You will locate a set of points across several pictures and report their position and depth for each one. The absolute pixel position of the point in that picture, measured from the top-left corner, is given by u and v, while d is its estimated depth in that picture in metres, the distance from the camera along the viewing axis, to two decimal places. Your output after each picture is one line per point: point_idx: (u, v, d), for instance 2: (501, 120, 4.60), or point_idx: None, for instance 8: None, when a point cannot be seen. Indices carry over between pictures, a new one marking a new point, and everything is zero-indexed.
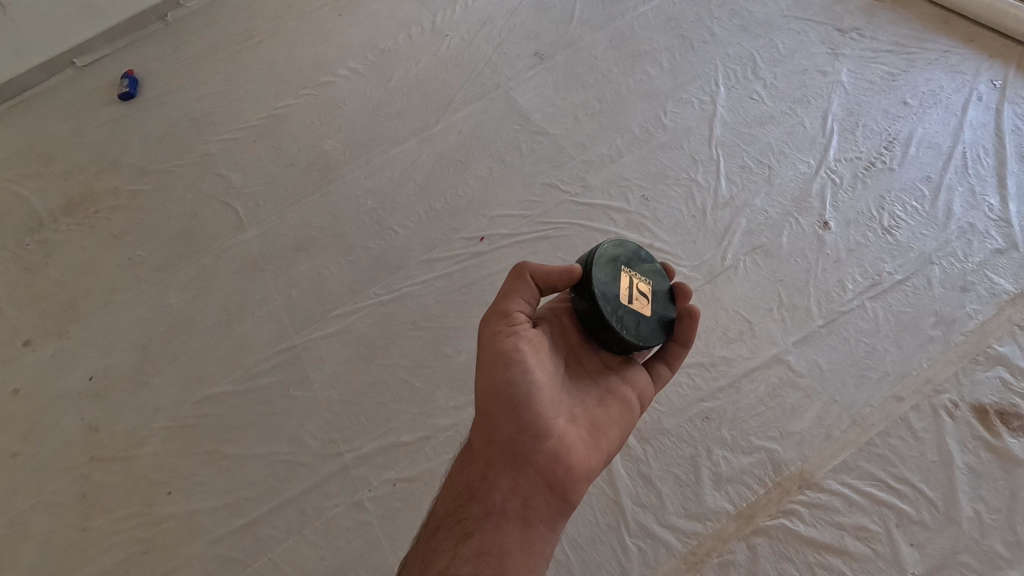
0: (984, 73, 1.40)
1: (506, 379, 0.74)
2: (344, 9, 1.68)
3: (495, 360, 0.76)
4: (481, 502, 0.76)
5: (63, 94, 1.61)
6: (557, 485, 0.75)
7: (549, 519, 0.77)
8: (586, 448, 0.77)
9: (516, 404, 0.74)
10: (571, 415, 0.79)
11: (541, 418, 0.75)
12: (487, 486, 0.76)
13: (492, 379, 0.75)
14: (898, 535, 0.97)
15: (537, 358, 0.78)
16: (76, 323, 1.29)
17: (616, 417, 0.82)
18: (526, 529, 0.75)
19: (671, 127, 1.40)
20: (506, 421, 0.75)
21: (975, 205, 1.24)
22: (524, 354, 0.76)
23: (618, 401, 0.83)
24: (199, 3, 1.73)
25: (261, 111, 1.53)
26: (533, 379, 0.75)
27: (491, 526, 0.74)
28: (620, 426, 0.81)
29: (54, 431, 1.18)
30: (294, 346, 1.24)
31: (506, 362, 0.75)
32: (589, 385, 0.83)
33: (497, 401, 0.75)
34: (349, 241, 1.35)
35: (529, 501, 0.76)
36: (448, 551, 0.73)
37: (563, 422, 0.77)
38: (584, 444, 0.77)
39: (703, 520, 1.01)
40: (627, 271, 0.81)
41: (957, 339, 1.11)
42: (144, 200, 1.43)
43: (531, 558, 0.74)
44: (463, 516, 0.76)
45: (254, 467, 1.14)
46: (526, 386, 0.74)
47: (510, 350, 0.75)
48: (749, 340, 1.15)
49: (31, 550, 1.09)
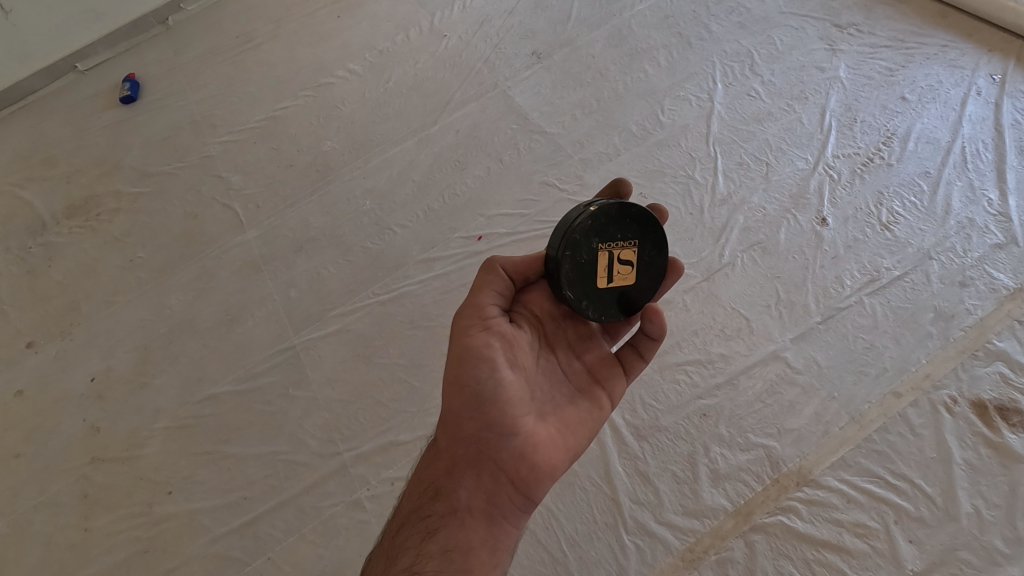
0: (983, 67, 1.39)
1: (472, 375, 0.74)
2: (343, 11, 1.69)
3: (463, 355, 0.76)
4: (446, 499, 0.76)
5: (65, 98, 1.62)
6: (522, 483, 0.75)
7: (514, 516, 0.76)
8: (554, 446, 0.76)
9: (480, 401, 0.74)
10: (540, 412, 0.78)
11: (506, 415, 0.74)
12: (452, 484, 0.77)
13: (460, 376, 0.75)
14: (897, 532, 0.97)
15: (508, 354, 0.77)
16: (78, 324, 1.30)
17: (585, 414, 0.80)
18: (490, 526, 0.75)
19: (668, 125, 1.40)
20: (472, 418, 0.75)
21: (974, 200, 1.23)
22: (492, 349, 0.75)
23: (589, 399, 0.82)
24: (198, 7, 1.74)
25: (261, 113, 1.54)
26: (500, 374, 0.75)
27: (455, 524, 0.75)
28: (590, 423, 0.80)
29: (56, 432, 1.19)
30: (293, 346, 1.25)
31: (472, 360, 0.75)
32: (560, 382, 0.82)
33: (463, 397, 0.75)
34: (347, 241, 1.35)
35: (494, 498, 0.76)
36: (413, 547, 0.75)
37: (532, 420, 0.76)
38: (552, 443, 0.76)
39: (700, 518, 1.01)
40: (603, 248, 0.79)
41: (956, 334, 1.11)
42: (144, 203, 1.44)
43: (495, 554, 0.75)
44: (427, 513, 0.77)
45: (253, 466, 1.14)
46: (490, 382, 0.74)
47: (478, 345, 0.75)
48: (747, 337, 1.15)
49: (34, 549, 1.10)
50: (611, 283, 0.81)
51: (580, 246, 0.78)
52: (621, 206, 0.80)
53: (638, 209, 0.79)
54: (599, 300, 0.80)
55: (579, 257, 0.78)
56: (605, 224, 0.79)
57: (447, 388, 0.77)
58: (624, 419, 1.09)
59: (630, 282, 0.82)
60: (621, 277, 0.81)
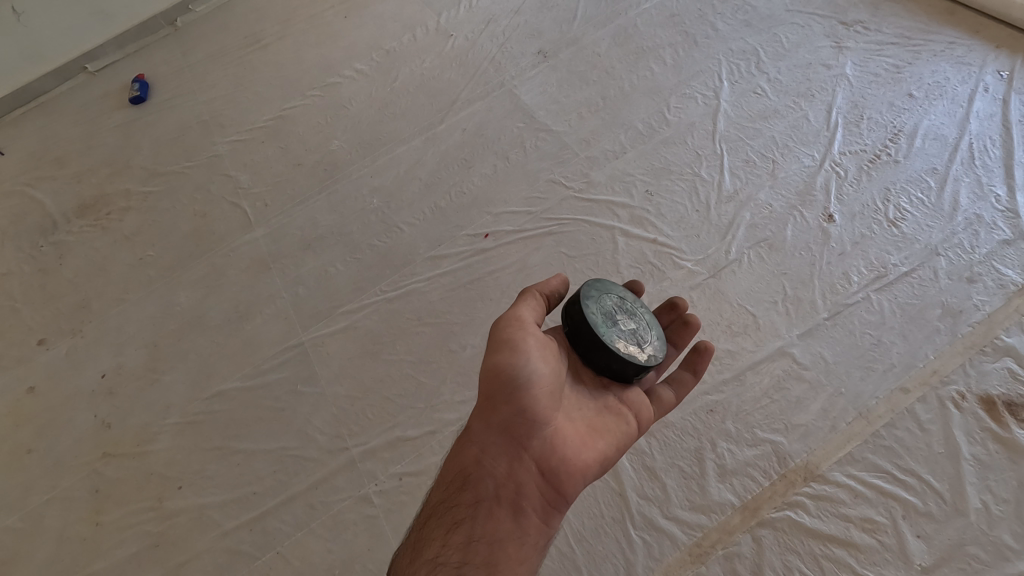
0: (990, 64, 1.39)
1: (510, 362, 0.77)
2: (349, 11, 1.70)
3: (502, 345, 0.78)
4: (473, 488, 0.77)
5: (76, 98, 1.64)
6: (551, 475, 0.76)
7: (543, 511, 0.77)
8: (582, 443, 0.78)
9: (514, 386, 0.76)
10: (569, 410, 0.81)
11: (539, 403, 0.77)
12: (480, 471, 0.77)
13: (497, 364, 0.78)
14: (905, 527, 0.97)
15: (544, 349, 0.80)
16: (89, 321, 1.32)
17: (612, 419, 0.83)
18: (518, 519, 0.76)
19: (674, 123, 1.40)
20: (504, 405, 0.77)
21: (982, 197, 1.23)
22: (530, 343, 0.78)
23: (620, 410, 0.85)
24: (207, 8, 1.76)
25: (269, 113, 1.55)
26: (538, 368, 0.78)
27: (482, 515, 0.75)
28: (618, 430, 0.83)
29: (67, 428, 1.21)
30: (301, 343, 1.26)
31: (511, 349, 0.77)
32: (589, 396, 0.84)
33: (497, 382, 0.77)
34: (355, 239, 1.36)
35: (523, 490, 0.76)
36: (438, 538, 0.75)
37: (561, 414, 0.79)
38: (580, 439, 0.78)
39: (708, 513, 1.01)
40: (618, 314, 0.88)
41: (963, 330, 1.11)
42: (154, 202, 1.45)
43: (522, 548, 0.75)
44: (454, 503, 0.78)
45: (263, 461, 1.15)
46: (526, 371, 0.77)
47: (517, 337, 0.78)
48: (754, 333, 1.15)
49: (46, 544, 1.11)
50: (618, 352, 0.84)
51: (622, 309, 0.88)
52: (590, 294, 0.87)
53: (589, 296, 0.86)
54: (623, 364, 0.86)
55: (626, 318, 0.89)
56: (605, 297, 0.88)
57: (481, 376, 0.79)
58: None
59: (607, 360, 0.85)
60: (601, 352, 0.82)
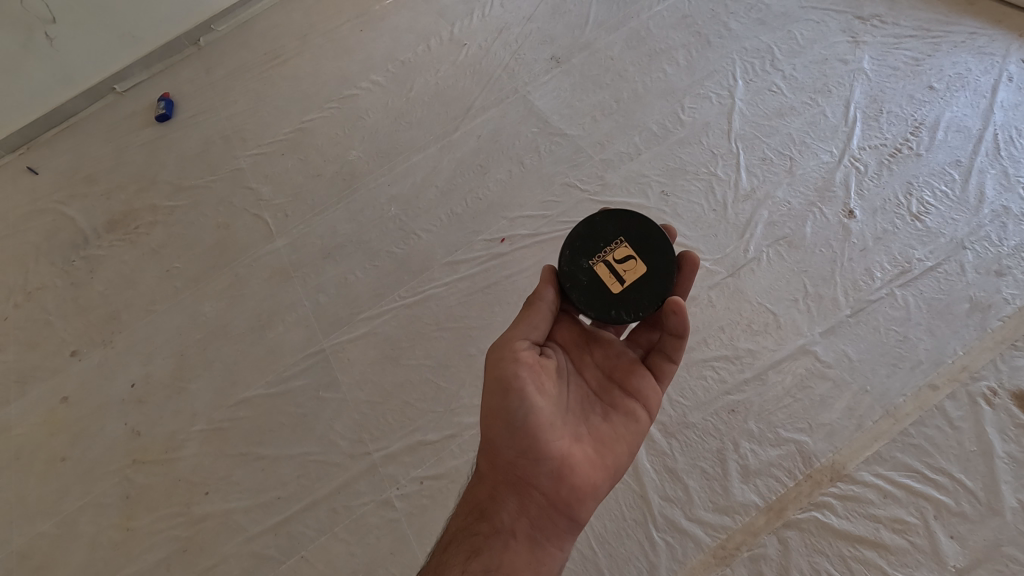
0: (1014, 53, 1.36)
1: (510, 405, 0.74)
2: (366, 24, 1.73)
3: (497, 387, 0.75)
4: (490, 521, 0.77)
5: (106, 118, 1.69)
6: (563, 504, 0.75)
7: (558, 538, 0.76)
8: (590, 467, 0.75)
9: (514, 428, 0.74)
10: (574, 433, 0.77)
11: (539, 437, 0.74)
12: (495, 506, 0.77)
13: (494, 404, 0.75)
14: (937, 528, 0.94)
15: (541, 382, 0.76)
16: (119, 332, 1.36)
17: (621, 432, 0.79)
18: (533, 549, 0.74)
19: (689, 123, 1.40)
20: (506, 448, 0.76)
21: (1009, 188, 1.20)
22: (522, 381, 0.74)
23: (623, 415, 0.81)
24: (229, 27, 1.81)
25: (288, 126, 1.59)
26: (532, 402, 0.74)
27: (499, 545, 0.74)
28: (627, 440, 0.79)
29: (99, 436, 1.24)
30: (323, 349, 1.28)
31: (505, 392, 0.74)
32: (594, 411, 0.80)
33: (497, 425, 0.75)
34: (374, 247, 1.38)
35: (537, 521, 0.75)
36: (459, 565, 0.74)
37: (567, 439, 0.76)
38: (588, 462, 0.75)
39: (731, 514, 1.00)
40: (621, 248, 0.83)
41: (993, 325, 1.08)
42: (180, 215, 1.49)
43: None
44: (473, 532, 0.77)
45: (286, 466, 1.17)
46: (524, 411, 0.74)
47: (510, 376, 0.74)
48: (776, 332, 1.13)
49: (80, 548, 1.15)
50: (623, 286, 0.81)
51: (638, 246, 0.83)
52: (586, 224, 0.84)
53: (602, 215, 0.84)
54: (621, 301, 0.81)
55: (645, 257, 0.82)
56: (626, 231, 0.84)
57: (484, 417, 0.78)
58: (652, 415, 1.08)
59: (615, 287, 0.81)
60: (634, 270, 0.82)
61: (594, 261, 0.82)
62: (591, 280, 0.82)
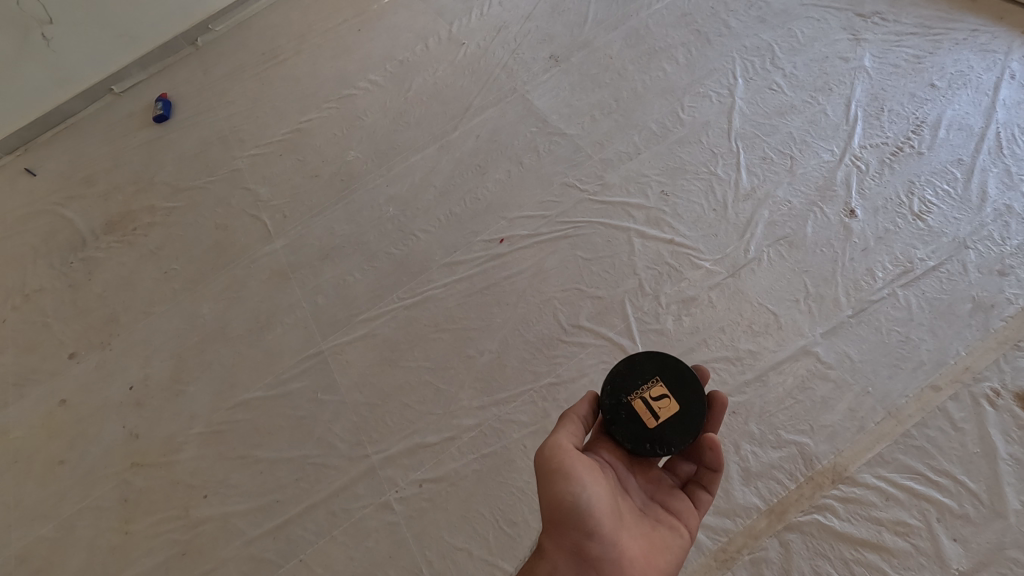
0: (1016, 50, 1.35)
1: (571, 491, 0.73)
2: (363, 24, 1.72)
3: (557, 471, 0.74)
4: None
5: (103, 119, 1.69)
6: None
7: None
8: (647, 563, 0.73)
9: (575, 513, 0.72)
10: (629, 529, 0.75)
11: (599, 524, 0.72)
12: None
13: (554, 491, 0.73)
14: (940, 530, 0.94)
15: (595, 471, 0.76)
16: (117, 334, 1.35)
17: (670, 540, 0.77)
18: None
19: (689, 122, 1.39)
20: (565, 537, 0.72)
21: (1012, 186, 1.19)
22: (580, 467, 0.75)
23: (670, 527, 0.79)
24: (226, 27, 1.80)
25: (286, 127, 1.58)
26: (591, 488, 0.74)
27: None
28: (677, 549, 0.77)
29: (97, 439, 1.24)
30: (321, 351, 1.27)
31: (564, 475, 0.74)
32: (643, 516, 0.79)
33: (556, 511, 0.73)
34: (373, 248, 1.38)
35: None
36: None
37: (623, 532, 0.74)
38: (644, 558, 0.73)
39: (733, 517, 0.99)
40: (656, 388, 0.82)
41: (996, 326, 1.07)
42: (178, 216, 1.49)
43: None
44: None
45: (285, 469, 1.17)
46: (586, 496, 0.73)
47: (570, 461, 0.75)
48: (776, 332, 1.12)
49: (79, 551, 1.14)
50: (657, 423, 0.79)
51: (675, 385, 0.81)
52: (626, 362, 0.84)
53: (642, 356, 0.84)
54: (657, 441, 0.78)
55: (681, 397, 0.81)
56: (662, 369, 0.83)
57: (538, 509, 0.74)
58: None
59: (650, 422, 0.79)
60: (670, 407, 0.80)
61: (632, 397, 0.81)
62: (628, 416, 0.80)
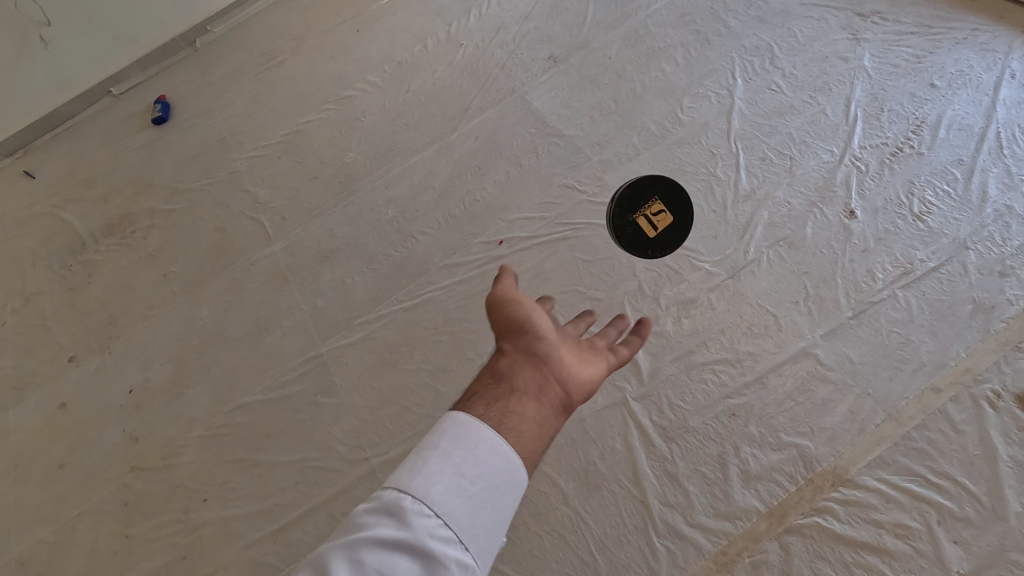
0: (1016, 49, 1.35)
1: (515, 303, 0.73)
2: (362, 24, 1.71)
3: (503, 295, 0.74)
4: (498, 383, 0.68)
5: (102, 121, 1.68)
6: (565, 385, 0.70)
7: (555, 413, 0.68)
8: (582, 363, 0.74)
9: (519, 324, 0.72)
10: (565, 340, 0.76)
11: (542, 335, 0.73)
12: (505, 376, 0.69)
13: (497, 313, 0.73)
14: (941, 533, 0.94)
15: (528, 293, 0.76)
16: (116, 338, 1.35)
17: (600, 353, 0.78)
18: (533, 402, 0.67)
19: (688, 122, 1.38)
20: (508, 347, 0.72)
21: (1011, 187, 1.20)
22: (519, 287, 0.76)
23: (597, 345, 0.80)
24: (224, 28, 1.77)
25: (285, 128, 1.58)
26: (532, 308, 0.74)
27: (507, 398, 0.66)
28: (608, 359, 0.77)
29: (97, 442, 1.24)
30: (320, 354, 1.27)
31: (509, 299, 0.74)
32: (572, 333, 0.80)
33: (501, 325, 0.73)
34: (372, 250, 1.38)
35: (546, 388, 0.69)
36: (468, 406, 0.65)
37: (562, 342, 0.75)
38: (578, 359, 0.74)
39: (733, 520, 1.00)
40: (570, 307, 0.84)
41: (997, 326, 1.07)
42: (177, 219, 1.49)
43: (535, 421, 0.65)
44: (481, 395, 0.67)
45: (285, 473, 1.17)
46: (529, 312, 0.73)
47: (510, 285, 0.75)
48: (776, 334, 1.12)
49: (81, 555, 1.14)
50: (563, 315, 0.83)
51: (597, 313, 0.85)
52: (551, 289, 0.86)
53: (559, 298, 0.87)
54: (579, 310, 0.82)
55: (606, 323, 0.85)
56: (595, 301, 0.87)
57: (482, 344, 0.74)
58: (652, 419, 1.08)
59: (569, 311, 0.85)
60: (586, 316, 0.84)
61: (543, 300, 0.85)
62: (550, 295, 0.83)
